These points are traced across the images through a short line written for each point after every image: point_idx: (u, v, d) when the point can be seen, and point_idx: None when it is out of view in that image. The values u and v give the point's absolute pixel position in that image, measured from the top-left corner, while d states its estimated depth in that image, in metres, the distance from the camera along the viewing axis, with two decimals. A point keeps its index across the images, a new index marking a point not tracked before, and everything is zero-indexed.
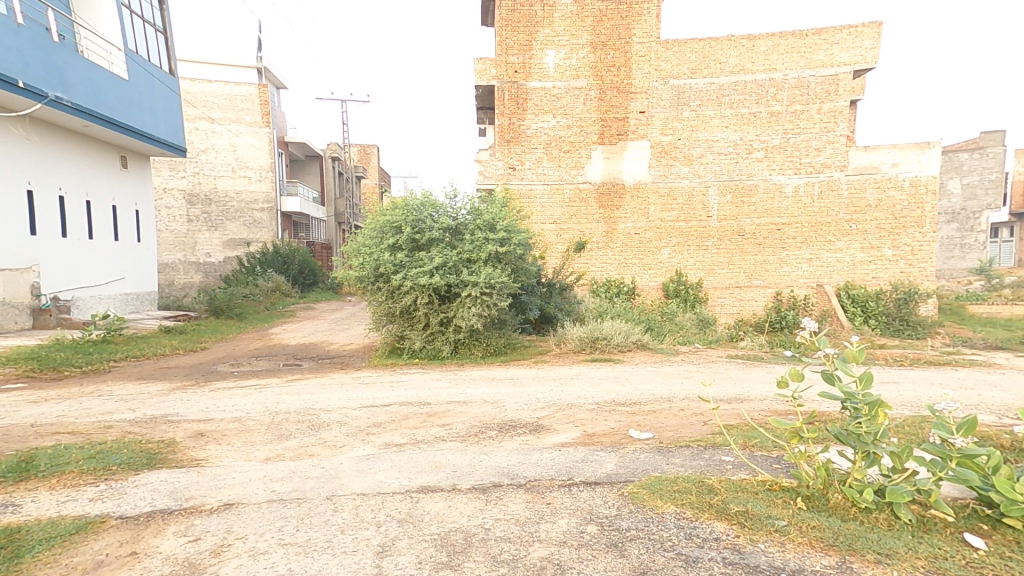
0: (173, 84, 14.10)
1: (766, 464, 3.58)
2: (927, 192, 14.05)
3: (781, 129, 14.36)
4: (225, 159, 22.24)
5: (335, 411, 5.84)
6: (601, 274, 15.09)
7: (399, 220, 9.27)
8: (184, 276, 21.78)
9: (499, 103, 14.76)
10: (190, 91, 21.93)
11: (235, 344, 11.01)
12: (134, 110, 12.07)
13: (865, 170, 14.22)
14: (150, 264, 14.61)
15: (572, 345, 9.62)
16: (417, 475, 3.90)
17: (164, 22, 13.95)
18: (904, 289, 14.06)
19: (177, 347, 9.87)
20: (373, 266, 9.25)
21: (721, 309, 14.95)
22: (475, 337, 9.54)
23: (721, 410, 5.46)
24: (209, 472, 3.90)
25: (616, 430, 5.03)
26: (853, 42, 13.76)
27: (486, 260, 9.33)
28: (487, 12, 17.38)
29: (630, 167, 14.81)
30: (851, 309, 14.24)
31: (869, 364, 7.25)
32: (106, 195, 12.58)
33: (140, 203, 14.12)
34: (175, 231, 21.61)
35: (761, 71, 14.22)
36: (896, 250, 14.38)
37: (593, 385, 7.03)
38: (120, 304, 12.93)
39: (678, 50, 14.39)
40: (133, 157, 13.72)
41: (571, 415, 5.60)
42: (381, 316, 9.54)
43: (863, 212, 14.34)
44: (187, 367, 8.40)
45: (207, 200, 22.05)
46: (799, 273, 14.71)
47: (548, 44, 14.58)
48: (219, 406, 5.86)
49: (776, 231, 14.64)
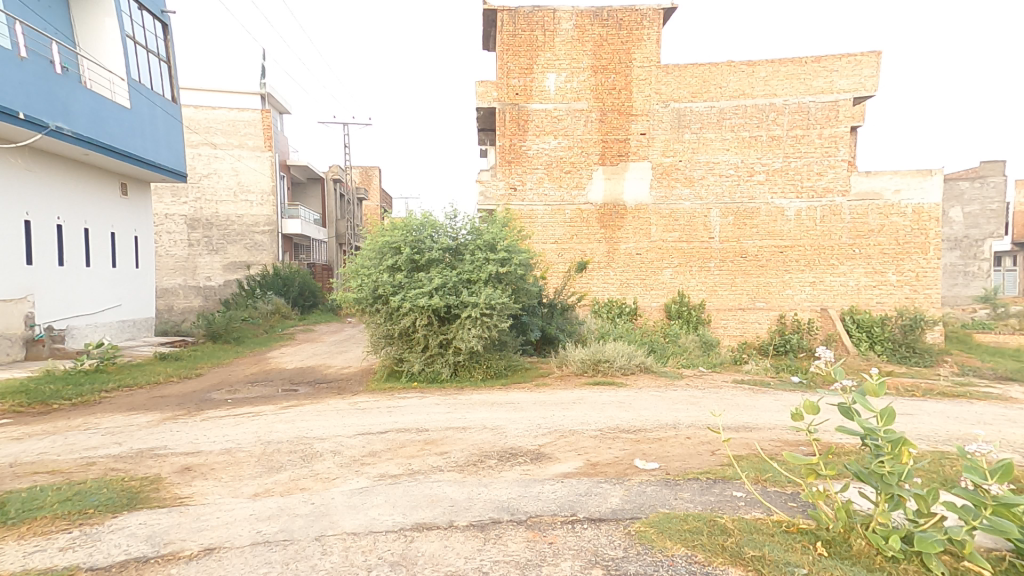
0: (175, 111, 14.24)
1: (780, 501, 3.38)
2: (931, 219, 14.00)
3: (782, 153, 14.39)
4: (228, 183, 22.39)
5: (329, 440, 5.65)
6: (602, 294, 14.96)
7: (398, 240, 9.20)
8: (184, 300, 21.71)
9: (500, 125, 14.85)
10: (194, 118, 22.35)
11: (231, 370, 10.83)
12: (136, 137, 12.15)
13: (867, 196, 14.20)
14: (149, 290, 14.55)
15: (574, 367, 9.42)
16: (412, 511, 3.70)
17: (168, 52, 14.14)
18: (910, 315, 13.87)
19: (171, 373, 9.70)
20: (372, 287, 9.13)
21: (724, 332, 14.74)
22: (474, 359, 9.36)
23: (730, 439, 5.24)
24: (192, 512, 3.71)
25: (621, 460, 4.83)
26: (853, 70, 13.88)
27: (487, 280, 9.22)
28: (489, 38, 17.68)
29: (631, 188, 14.81)
30: (857, 333, 14.03)
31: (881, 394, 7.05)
32: (105, 221, 12.59)
33: (139, 229, 14.11)
34: (176, 254, 21.61)
35: (761, 96, 14.31)
36: (900, 275, 14.24)
37: (596, 410, 6.82)
38: (116, 332, 12.81)
39: (678, 75, 14.53)
40: (133, 184, 13.77)
41: (574, 443, 5.40)
42: (379, 338, 9.38)
43: (866, 237, 14.25)
44: (180, 395, 8.23)
45: (209, 223, 22.13)
46: (802, 296, 14.55)
47: (549, 68, 14.75)
48: (210, 437, 5.68)
49: (778, 253, 14.54)
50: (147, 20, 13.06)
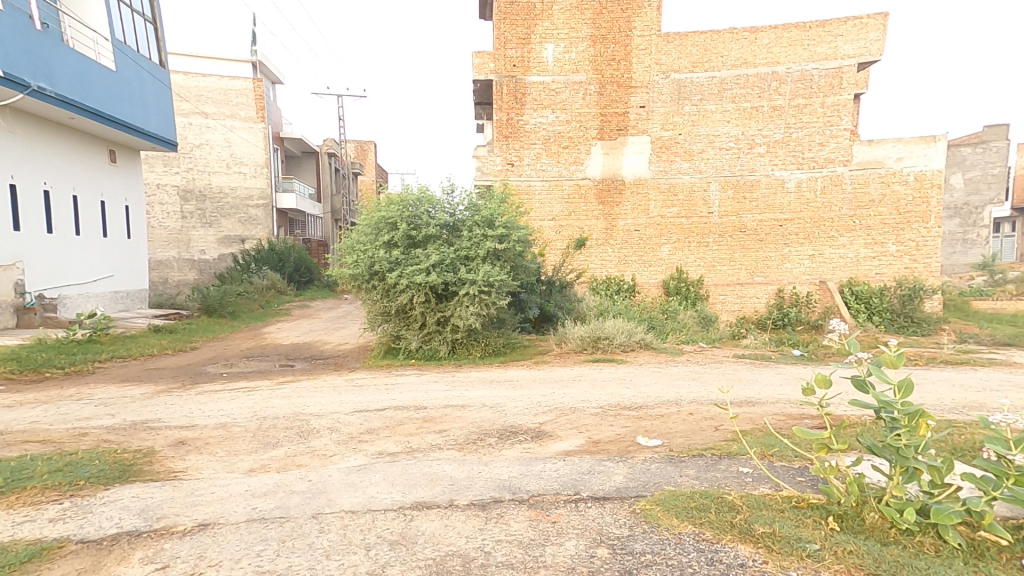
0: (163, 76, 13.74)
1: (788, 476, 3.30)
2: (933, 186, 13.78)
3: (784, 124, 14.08)
4: (219, 155, 21.88)
5: (326, 416, 5.56)
6: (600, 271, 14.83)
7: (394, 216, 8.98)
8: (179, 273, 21.44)
9: (497, 98, 14.45)
10: (184, 85, 21.60)
11: (226, 344, 10.70)
12: (123, 102, 11.72)
13: (869, 164, 13.97)
14: (141, 262, 14.29)
15: (573, 344, 9.34)
16: (411, 490, 3.62)
17: (154, 12, 13.55)
18: (909, 285, 13.81)
19: (166, 346, 9.57)
20: (368, 264, 8.95)
21: (722, 307, 14.69)
22: (473, 337, 9.25)
23: (734, 415, 5.17)
24: (186, 486, 3.62)
25: (623, 437, 4.77)
26: (858, 34, 13.46)
27: (485, 257, 9.04)
28: (485, 6, 17.07)
29: (630, 163, 14.52)
30: (854, 305, 14.02)
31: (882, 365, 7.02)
32: (94, 189, 12.25)
33: (130, 199, 13.77)
34: (168, 228, 21.22)
35: (764, 65, 13.91)
36: (900, 246, 14.12)
37: (596, 387, 6.76)
38: (109, 303, 12.61)
39: (679, 44, 14.08)
40: (122, 151, 13.37)
41: (575, 421, 5.34)
42: (376, 315, 9.25)
43: (867, 207, 14.09)
44: (174, 368, 8.10)
45: (202, 196, 21.70)
46: (801, 270, 14.46)
47: (548, 37, 14.26)
48: (204, 411, 5.58)
49: (778, 227, 14.38)
50: None
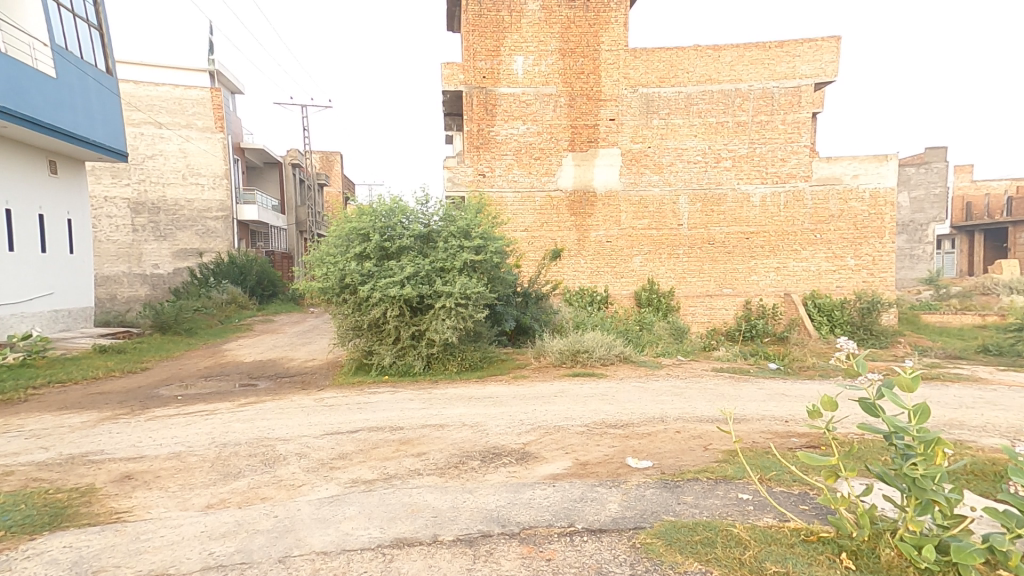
0: (111, 84, 12.99)
1: (791, 504, 3.17)
2: (886, 203, 14.40)
3: (747, 139, 14.45)
4: (176, 164, 20.88)
5: (293, 441, 5.15)
6: (573, 283, 14.77)
7: (366, 226, 8.64)
8: (129, 289, 20.17)
9: (467, 109, 14.31)
10: (134, 95, 20.47)
11: (182, 363, 10.01)
12: (65, 110, 10.96)
13: (828, 181, 14.46)
14: (86, 277, 13.33)
15: (553, 359, 9.14)
16: (390, 524, 3.30)
17: (100, 17, 12.83)
18: (867, 298, 14.26)
19: (112, 368, 8.83)
20: (338, 276, 8.55)
21: (692, 318, 14.83)
22: (449, 351, 8.93)
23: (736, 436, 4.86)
24: (130, 529, 3.20)
25: (611, 458, 4.58)
26: (814, 55, 14.00)
27: (461, 268, 8.79)
28: (454, 18, 17.01)
29: (601, 175, 14.59)
30: (818, 318, 14.35)
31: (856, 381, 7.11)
32: (31, 202, 11.36)
33: (73, 211, 12.85)
34: (119, 239, 20.01)
35: (727, 81, 14.28)
36: (858, 259, 14.62)
37: (579, 403, 6.56)
38: (48, 323, 11.65)
39: (646, 59, 14.31)
40: (64, 161, 12.49)
41: (560, 440, 5.12)
42: (347, 330, 8.83)
43: (827, 222, 14.56)
44: (122, 392, 7.45)
45: (155, 208, 20.61)
46: (767, 281, 14.79)
47: (517, 50, 14.25)
48: (156, 439, 5.07)
49: (744, 239, 14.68)
50: None
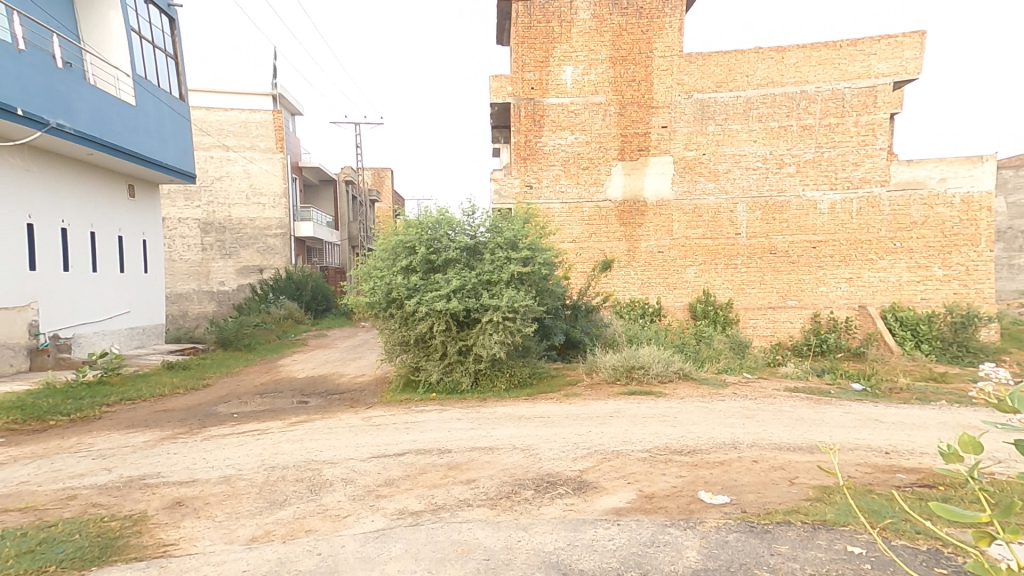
0: (183, 109, 13.79)
1: (921, 566, 2.75)
2: (982, 209, 12.93)
3: (814, 143, 13.46)
4: (240, 186, 22.05)
5: (341, 464, 5.00)
6: (623, 295, 14.19)
7: (413, 239, 8.57)
8: (198, 305, 21.47)
9: (514, 121, 14.20)
10: (206, 120, 21.94)
11: (240, 379, 10.30)
12: (142, 136, 11.68)
13: (909, 185, 13.20)
14: (158, 295, 14.12)
15: (605, 375, 8.65)
16: (438, 568, 3.00)
17: (175, 48, 13.69)
18: (961, 313, 12.78)
19: (177, 384, 9.17)
20: (385, 290, 8.52)
21: (753, 332, 13.86)
22: (497, 367, 8.63)
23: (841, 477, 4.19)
24: (174, 566, 3.07)
25: (681, 491, 4.10)
26: (893, 53, 12.89)
27: (508, 281, 8.52)
28: (503, 31, 17.04)
29: (652, 184, 14.02)
30: (900, 332, 13.05)
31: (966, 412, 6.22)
32: (111, 224, 12.16)
33: (147, 232, 13.67)
34: (190, 259, 21.37)
35: (792, 84, 13.39)
36: (947, 270, 13.20)
37: (637, 425, 6.06)
38: (125, 340, 12.38)
39: (701, 64, 13.66)
40: (140, 185, 13.33)
41: (620, 468, 4.68)
42: (394, 345, 8.73)
43: (908, 229, 13.26)
44: (184, 410, 7.66)
45: (222, 227, 21.81)
46: (838, 293, 13.61)
47: (566, 60, 14.01)
48: (209, 460, 5.06)
49: (811, 249, 13.61)
50: (152, 15, 12.58)
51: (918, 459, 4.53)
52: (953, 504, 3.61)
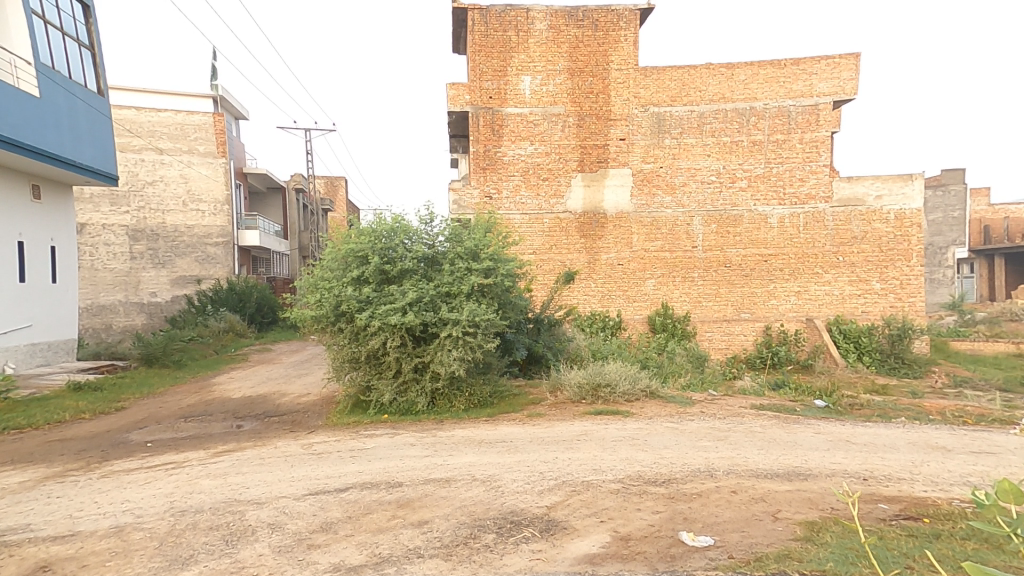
0: (102, 106, 12.54)
1: None
2: (913, 225, 13.57)
3: (764, 158, 13.75)
4: (175, 192, 20.47)
5: (270, 505, 4.28)
6: (584, 307, 13.92)
7: (365, 248, 7.91)
8: (125, 319, 19.55)
9: (473, 130, 13.79)
10: (136, 120, 20.20)
11: (163, 402, 9.17)
12: (49, 131, 10.45)
13: (850, 202, 13.68)
14: (70, 308, 12.64)
15: (570, 393, 8.24)
16: None
17: (92, 37, 12.49)
18: (897, 324, 13.33)
19: (82, 410, 8.01)
20: (333, 303, 7.78)
21: (710, 344, 13.89)
22: (456, 386, 8.01)
23: (825, 510, 3.90)
24: None
25: (658, 531, 3.69)
26: (832, 73, 13.41)
27: (469, 293, 7.98)
28: (459, 39, 16.65)
29: (611, 196, 13.91)
30: (844, 344, 13.45)
31: (924, 429, 6.19)
32: (10, 228, 10.75)
33: (57, 237, 12.21)
34: (115, 269, 19.51)
35: (741, 100, 13.68)
36: (884, 283, 13.72)
37: (605, 450, 5.62)
38: (24, 358, 10.94)
39: (657, 78, 13.76)
40: (48, 187, 11.95)
41: (590, 502, 4.22)
42: (343, 362, 7.95)
43: (850, 244, 13.71)
44: (85, 440, 6.61)
45: (154, 235, 20.11)
46: (788, 306, 13.84)
47: (524, 70, 13.76)
48: (100, 510, 4.21)
49: (762, 262, 13.83)
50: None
51: (897, 485, 4.32)
52: (949, 541, 3.32)
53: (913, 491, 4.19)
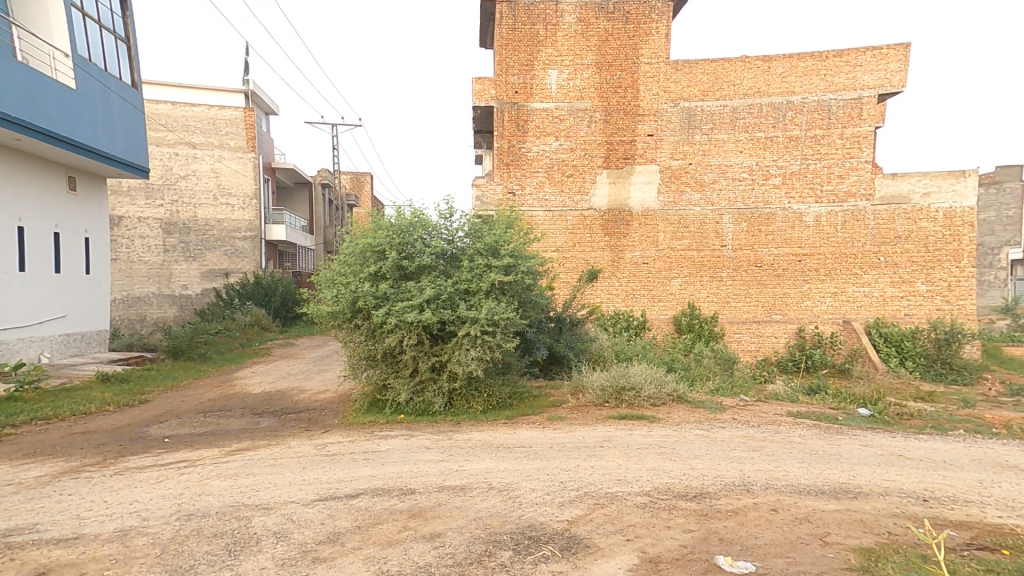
0: (135, 99, 12.72)
1: None
2: (964, 224, 12.68)
3: (800, 155, 13.08)
4: (206, 187, 20.82)
5: (278, 510, 4.11)
6: (607, 307, 13.51)
7: (383, 243, 7.72)
8: (158, 310, 20.04)
9: (497, 125, 13.52)
10: (172, 114, 20.58)
11: (186, 394, 9.21)
12: (84, 123, 10.61)
13: (894, 199, 12.90)
14: (103, 299, 12.92)
15: (593, 396, 7.90)
16: None
17: (127, 30, 12.68)
18: (945, 329, 12.51)
19: (108, 401, 8.08)
20: (350, 298, 7.62)
21: (739, 346, 13.32)
22: (474, 387, 7.76)
23: (882, 538, 3.47)
24: None
25: (690, 554, 3.34)
26: (878, 65, 12.63)
27: (488, 291, 7.71)
28: (487, 33, 16.38)
29: (637, 193, 13.45)
30: (885, 348, 12.70)
31: (989, 446, 5.61)
32: (46, 220, 10.99)
33: (91, 229, 12.48)
34: (149, 261, 19.96)
35: (778, 94, 13.01)
36: (930, 285, 12.89)
37: (631, 458, 5.27)
38: (59, 348, 11.20)
39: (688, 72, 13.21)
40: (84, 179, 12.20)
41: (616, 517, 3.90)
42: (359, 360, 7.78)
43: (893, 243, 12.93)
44: (106, 433, 6.62)
45: (186, 228, 20.50)
46: (823, 307, 13.15)
47: (551, 64, 13.40)
48: (108, 510, 4.10)
49: (797, 262, 13.17)
50: None
51: (966, 511, 3.84)
52: None
53: (986, 519, 3.71)
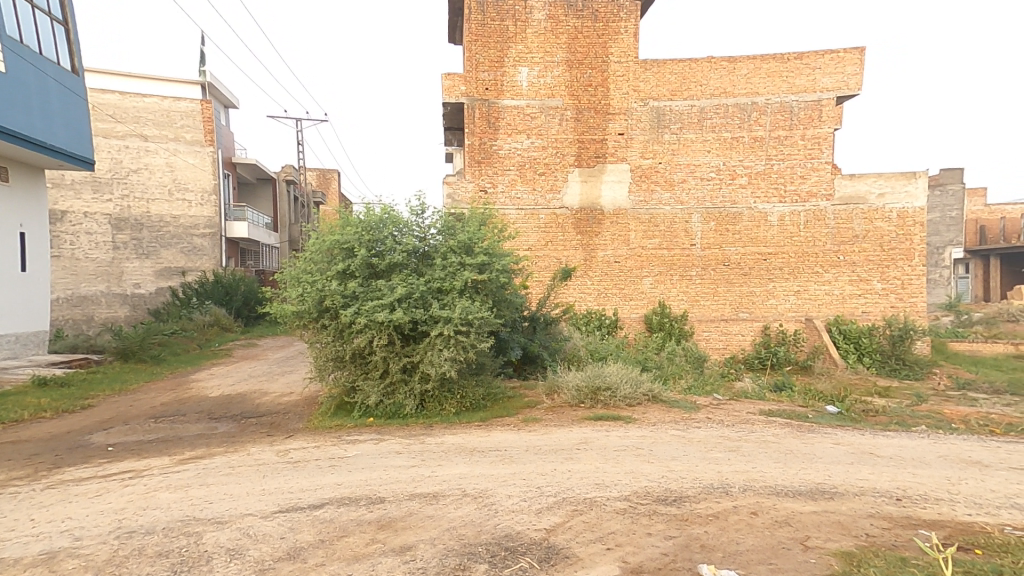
0: (76, 85, 11.86)
1: None
2: (916, 224, 13.21)
3: (764, 155, 13.35)
4: (160, 179, 19.76)
5: (233, 525, 3.79)
6: (579, 306, 13.46)
7: (351, 240, 7.39)
8: (107, 310, 18.77)
9: (469, 121, 13.26)
10: (120, 105, 19.33)
11: (136, 399, 8.59)
12: (17, 109, 9.80)
13: (852, 200, 13.32)
14: (41, 298, 12.01)
15: (568, 397, 7.78)
16: None
17: (65, 11, 11.81)
18: (899, 326, 13.02)
19: (45, 408, 7.43)
20: (316, 297, 7.26)
21: (707, 344, 13.50)
22: (447, 388, 7.51)
23: (861, 540, 3.44)
24: None
25: (673, 563, 3.23)
26: (836, 68, 12.99)
27: (461, 290, 7.47)
28: (455, 28, 16.06)
29: (609, 192, 13.44)
30: (844, 345, 13.12)
31: (948, 441, 5.77)
32: None
33: (27, 223, 11.56)
34: (97, 259, 18.60)
35: (743, 94, 13.22)
36: (886, 283, 13.37)
37: (608, 461, 5.16)
38: None
39: (657, 71, 13.28)
40: (17, 169, 11.28)
41: (595, 524, 3.76)
42: (326, 361, 7.43)
43: (851, 243, 13.35)
44: (41, 443, 6.05)
45: (138, 224, 19.35)
46: (787, 306, 13.46)
47: (521, 61, 13.23)
48: (36, 531, 3.68)
49: (762, 261, 13.43)
50: None
51: (938, 510, 3.87)
52: None
53: (957, 517, 3.75)
